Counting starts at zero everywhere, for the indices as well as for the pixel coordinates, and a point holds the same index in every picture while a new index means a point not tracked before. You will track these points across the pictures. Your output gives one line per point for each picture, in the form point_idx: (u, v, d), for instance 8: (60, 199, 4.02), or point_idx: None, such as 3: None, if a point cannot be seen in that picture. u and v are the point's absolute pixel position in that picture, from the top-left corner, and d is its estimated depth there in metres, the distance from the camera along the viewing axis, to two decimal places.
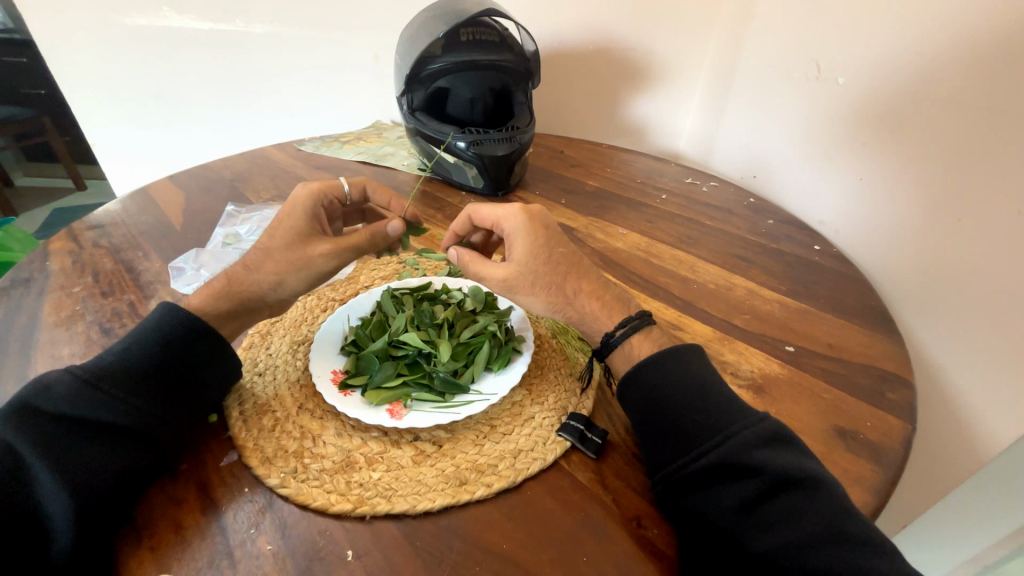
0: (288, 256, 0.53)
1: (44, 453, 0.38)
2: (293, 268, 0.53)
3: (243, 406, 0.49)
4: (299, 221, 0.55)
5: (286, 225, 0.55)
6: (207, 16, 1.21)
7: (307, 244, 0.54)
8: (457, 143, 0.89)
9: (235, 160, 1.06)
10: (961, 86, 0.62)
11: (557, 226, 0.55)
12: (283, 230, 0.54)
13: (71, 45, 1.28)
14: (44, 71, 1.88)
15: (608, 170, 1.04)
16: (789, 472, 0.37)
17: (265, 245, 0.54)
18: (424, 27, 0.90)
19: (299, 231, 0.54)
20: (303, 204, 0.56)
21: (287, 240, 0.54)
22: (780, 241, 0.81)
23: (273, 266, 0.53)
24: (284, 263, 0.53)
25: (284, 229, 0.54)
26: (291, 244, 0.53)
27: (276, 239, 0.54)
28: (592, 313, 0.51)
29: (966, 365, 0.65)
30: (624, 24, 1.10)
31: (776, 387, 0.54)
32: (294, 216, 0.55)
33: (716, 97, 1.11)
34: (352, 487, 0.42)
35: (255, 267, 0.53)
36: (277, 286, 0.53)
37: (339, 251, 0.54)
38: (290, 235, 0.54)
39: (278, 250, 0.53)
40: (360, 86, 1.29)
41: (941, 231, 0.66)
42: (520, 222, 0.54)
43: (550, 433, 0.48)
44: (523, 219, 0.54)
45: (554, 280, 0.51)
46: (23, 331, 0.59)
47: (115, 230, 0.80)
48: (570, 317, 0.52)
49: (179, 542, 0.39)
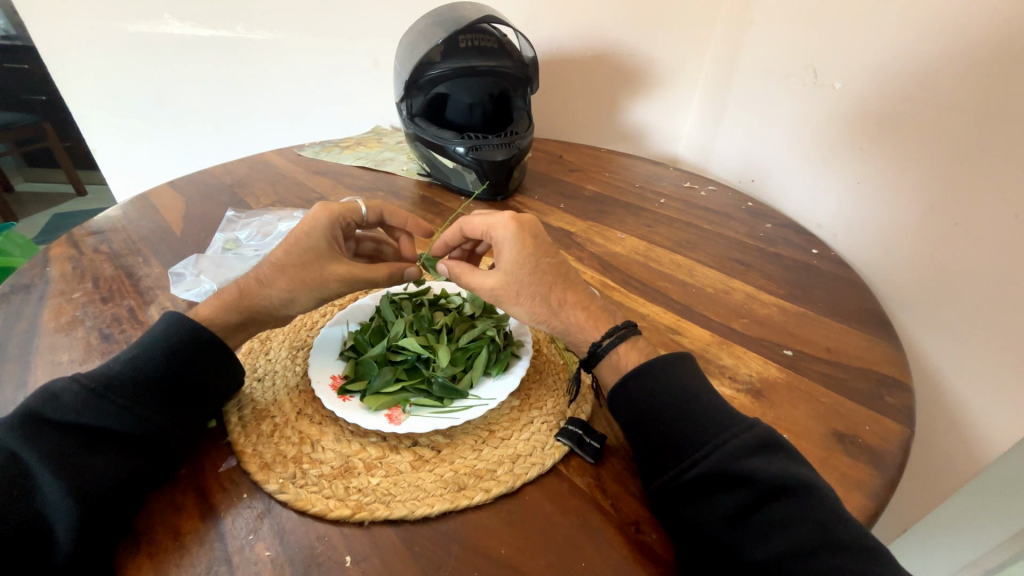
0: (303, 275, 0.53)
1: (52, 462, 0.38)
2: (306, 286, 0.52)
3: (242, 411, 0.49)
4: (316, 240, 0.54)
5: (303, 243, 0.54)
6: (206, 23, 1.22)
7: (322, 265, 0.53)
8: (457, 149, 0.89)
9: (235, 165, 1.06)
10: (957, 93, 0.62)
11: (550, 237, 0.54)
12: (298, 249, 0.54)
13: (73, 51, 1.29)
14: (46, 78, 1.90)
15: (606, 175, 1.05)
16: (779, 480, 0.38)
17: (280, 259, 0.53)
18: (423, 34, 0.91)
19: (317, 251, 0.54)
20: (323, 225, 0.55)
21: (304, 258, 0.53)
22: (778, 245, 0.82)
23: (287, 281, 0.52)
24: (298, 280, 0.52)
25: (301, 247, 0.54)
26: (306, 262, 0.53)
27: (293, 256, 0.53)
28: (579, 324, 0.51)
29: (964, 371, 0.65)
30: (623, 29, 1.11)
31: (775, 391, 0.54)
32: (314, 235, 0.54)
33: (714, 100, 1.11)
34: (351, 493, 0.42)
35: (268, 281, 0.53)
36: (287, 303, 0.53)
37: (353, 279, 0.54)
38: (306, 253, 0.53)
39: (292, 266, 0.53)
40: (358, 90, 1.29)
41: (939, 234, 0.66)
42: (509, 231, 0.52)
43: (549, 438, 0.48)
44: (512, 228, 0.53)
45: (536, 290, 0.51)
46: (24, 336, 0.59)
47: (115, 236, 0.80)
48: (555, 327, 0.52)
49: (177, 547, 0.39)
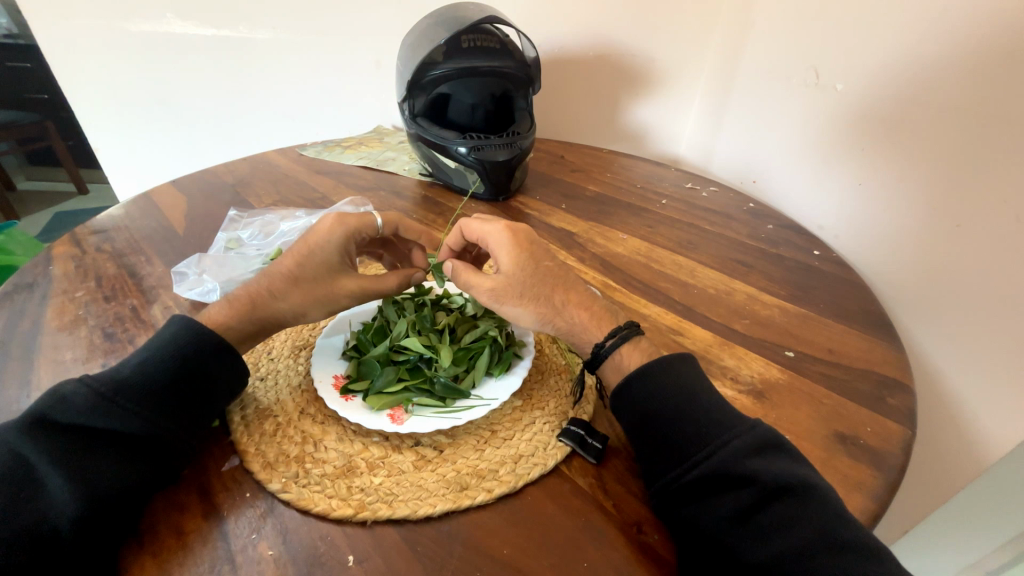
0: (315, 290, 0.53)
1: (57, 463, 0.39)
2: (318, 302, 0.53)
3: (245, 410, 0.50)
4: (328, 254, 0.54)
5: (315, 257, 0.54)
6: (209, 23, 1.22)
7: (335, 279, 0.54)
8: (458, 149, 0.89)
9: (237, 164, 1.06)
10: (958, 95, 0.62)
11: (545, 242, 0.55)
12: (310, 263, 0.53)
13: (76, 50, 1.29)
14: (48, 77, 1.90)
15: (607, 175, 1.05)
16: (781, 481, 0.38)
17: (291, 271, 0.53)
18: (425, 35, 0.91)
19: (329, 265, 0.54)
20: (336, 238, 0.54)
21: (316, 272, 0.53)
22: (780, 246, 0.82)
23: (299, 296, 0.53)
24: (310, 296, 0.53)
25: (314, 261, 0.53)
26: (318, 277, 0.54)
27: (305, 269, 0.53)
28: (582, 324, 0.51)
29: (966, 372, 0.65)
30: (625, 30, 1.11)
31: (776, 392, 0.54)
32: (326, 249, 0.54)
33: (716, 101, 1.11)
34: (353, 492, 0.42)
35: (280, 294, 0.53)
36: (297, 315, 0.54)
37: (365, 295, 0.55)
38: (319, 267, 0.54)
39: (305, 280, 0.53)
40: (360, 90, 1.29)
41: (940, 235, 0.66)
42: (506, 234, 0.53)
43: (551, 438, 0.48)
44: (510, 232, 0.53)
45: (540, 291, 0.51)
46: (27, 335, 0.60)
47: (118, 235, 0.80)
48: (558, 328, 0.52)
49: (180, 547, 0.39)
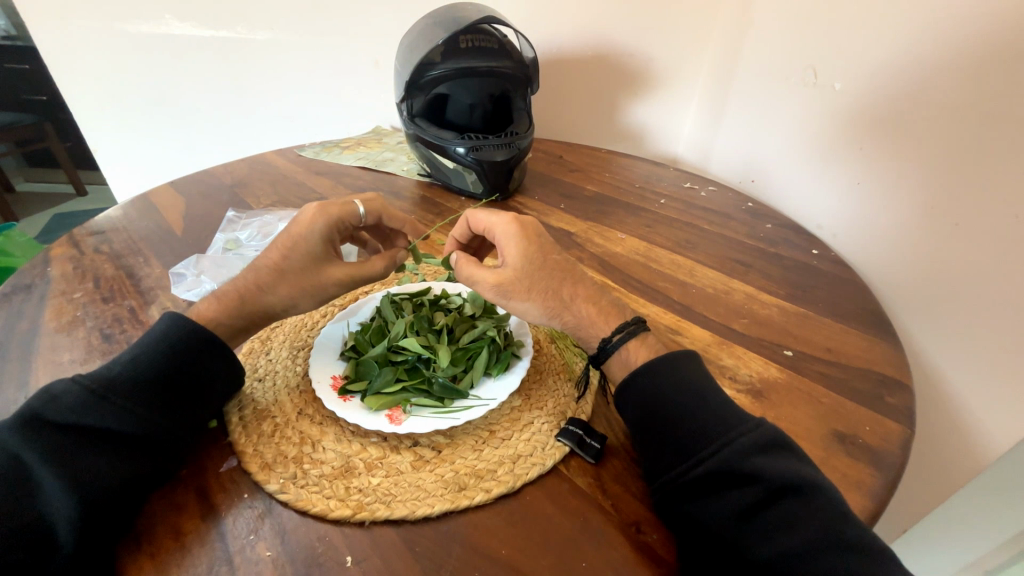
0: (302, 281, 0.53)
1: (52, 463, 0.39)
2: (305, 291, 0.53)
3: (243, 411, 0.50)
4: (312, 245, 0.53)
5: (298, 248, 0.53)
6: (207, 23, 1.22)
7: (320, 269, 0.53)
8: (457, 149, 0.89)
9: (235, 165, 1.06)
10: (958, 94, 0.62)
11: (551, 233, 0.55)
12: (295, 254, 0.53)
13: (73, 51, 1.29)
14: (46, 79, 1.90)
15: (606, 175, 1.05)
16: (785, 480, 0.38)
17: (277, 264, 0.53)
18: (423, 34, 0.91)
19: (313, 255, 0.53)
20: (318, 228, 0.53)
21: (300, 262, 0.53)
22: (778, 245, 0.82)
23: (287, 287, 0.52)
24: (297, 286, 0.53)
25: (297, 252, 0.53)
26: (303, 267, 0.53)
27: (290, 261, 0.53)
28: (590, 319, 0.51)
29: (965, 371, 0.65)
30: (624, 29, 1.11)
31: (775, 391, 0.54)
32: (309, 239, 0.53)
33: (714, 101, 1.11)
34: (351, 493, 0.42)
35: (268, 287, 0.52)
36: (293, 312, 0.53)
37: None
38: (303, 257, 0.53)
39: (291, 272, 0.53)
40: (358, 90, 1.29)
41: (939, 234, 0.66)
42: (513, 227, 0.53)
43: (549, 438, 0.48)
44: (516, 225, 0.53)
45: (549, 284, 0.51)
46: (24, 336, 0.59)
47: (116, 236, 0.80)
48: (566, 322, 0.51)
49: (178, 548, 0.39)
